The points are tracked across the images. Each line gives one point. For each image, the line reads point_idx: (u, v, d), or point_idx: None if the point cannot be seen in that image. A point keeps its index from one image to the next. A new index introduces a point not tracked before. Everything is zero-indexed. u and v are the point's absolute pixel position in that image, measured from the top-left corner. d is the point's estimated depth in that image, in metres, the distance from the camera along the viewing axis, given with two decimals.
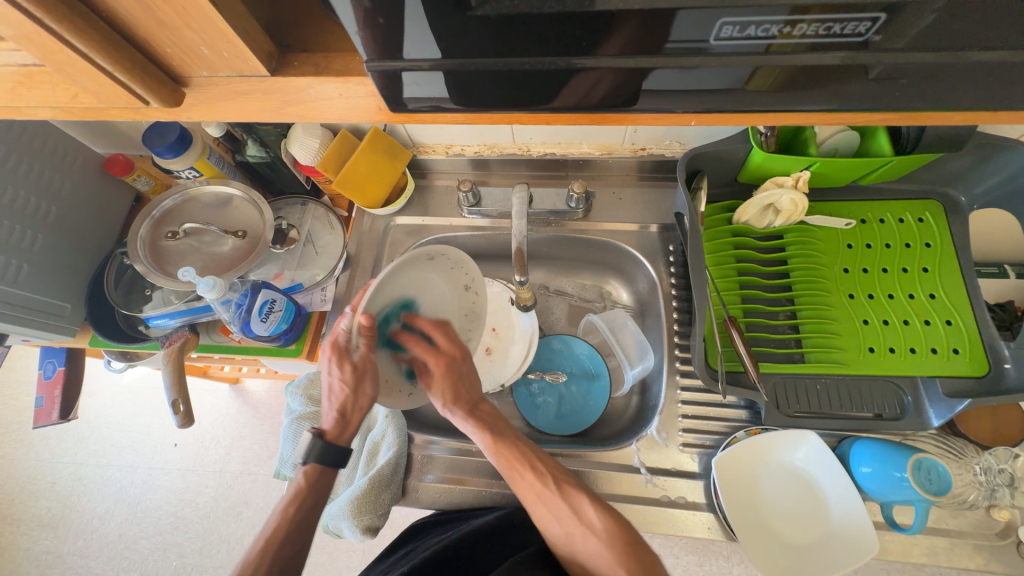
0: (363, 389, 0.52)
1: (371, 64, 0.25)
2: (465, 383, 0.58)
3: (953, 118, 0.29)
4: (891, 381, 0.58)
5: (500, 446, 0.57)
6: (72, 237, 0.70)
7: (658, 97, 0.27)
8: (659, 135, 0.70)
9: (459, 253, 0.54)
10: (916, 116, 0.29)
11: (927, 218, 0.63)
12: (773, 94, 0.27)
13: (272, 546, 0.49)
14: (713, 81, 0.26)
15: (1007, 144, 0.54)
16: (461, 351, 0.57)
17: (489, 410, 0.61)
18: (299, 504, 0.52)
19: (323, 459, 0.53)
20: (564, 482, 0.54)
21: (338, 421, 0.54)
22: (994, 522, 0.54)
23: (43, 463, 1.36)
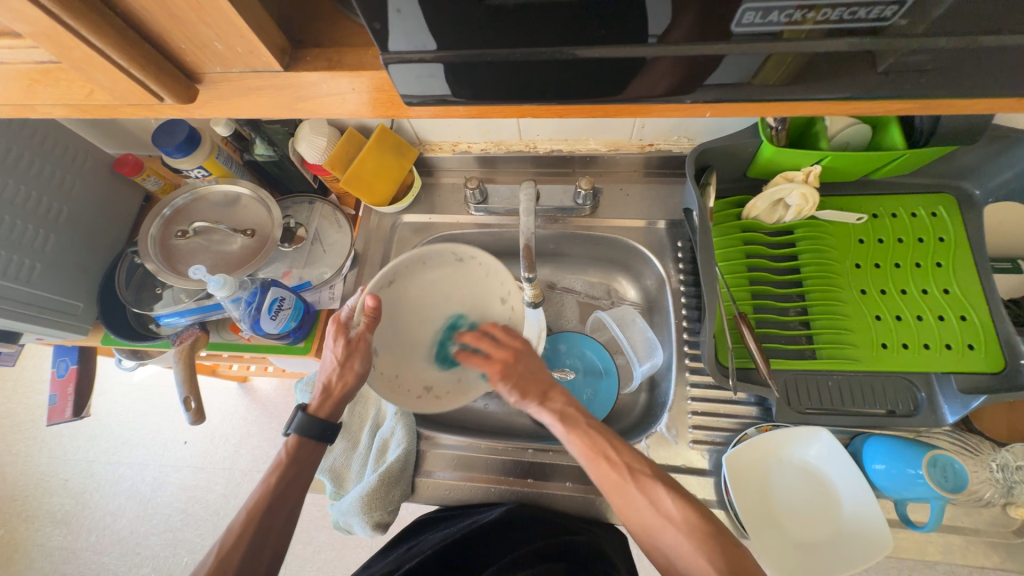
0: (352, 365, 0.55)
1: (385, 57, 0.25)
2: (530, 377, 0.58)
3: (974, 106, 0.28)
4: (904, 377, 0.57)
5: (572, 442, 0.54)
6: (84, 237, 0.71)
7: (671, 89, 0.27)
8: (667, 130, 0.69)
9: (488, 257, 0.60)
10: (933, 105, 0.29)
11: (940, 212, 0.62)
12: (792, 84, 0.26)
13: (254, 516, 0.49)
14: (731, 71, 0.25)
15: (1022, 135, 0.53)
16: (519, 345, 0.59)
17: (563, 402, 0.57)
18: (280, 475, 0.52)
19: (304, 432, 0.54)
20: (639, 470, 0.51)
21: (322, 396, 0.56)
22: (1011, 519, 0.54)
23: (55, 461, 1.37)
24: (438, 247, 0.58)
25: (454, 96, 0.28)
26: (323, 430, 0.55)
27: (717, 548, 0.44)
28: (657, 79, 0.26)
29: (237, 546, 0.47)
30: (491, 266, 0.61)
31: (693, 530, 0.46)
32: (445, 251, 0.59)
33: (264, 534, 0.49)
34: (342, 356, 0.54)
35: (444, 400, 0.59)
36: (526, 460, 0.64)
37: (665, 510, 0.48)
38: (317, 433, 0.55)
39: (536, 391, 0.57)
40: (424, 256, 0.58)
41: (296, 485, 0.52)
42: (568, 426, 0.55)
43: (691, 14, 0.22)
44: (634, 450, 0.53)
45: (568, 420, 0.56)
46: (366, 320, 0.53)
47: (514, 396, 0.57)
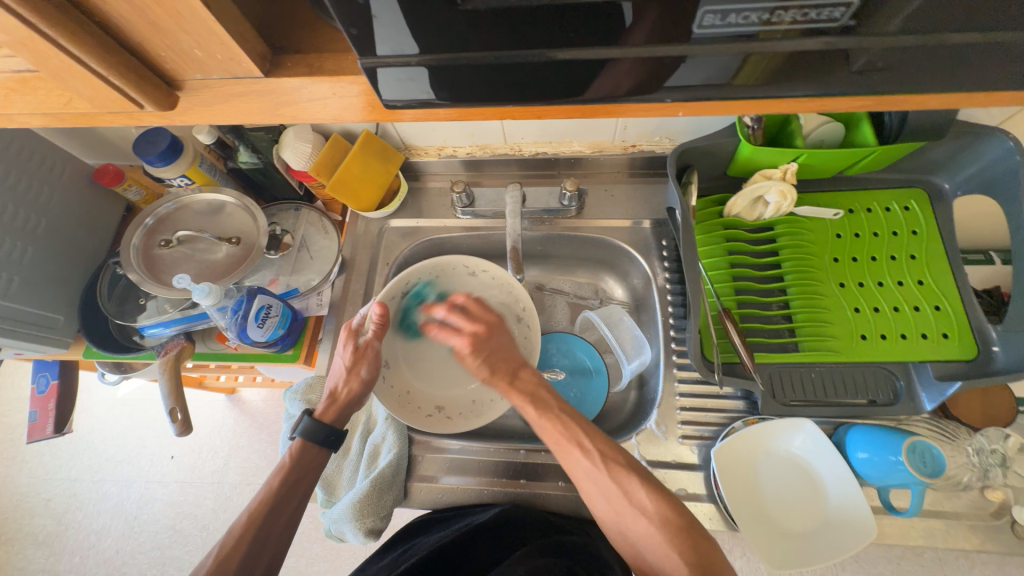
0: (359, 371, 0.57)
1: (363, 61, 0.26)
2: (500, 353, 0.58)
3: (933, 101, 0.30)
4: (884, 367, 0.59)
5: (543, 416, 0.54)
6: (63, 248, 0.70)
7: (643, 90, 0.28)
8: (649, 132, 0.71)
9: (498, 269, 0.66)
10: (892, 101, 0.30)
11: (913, 206, 0.65)
12: (758, 86, 0.27)
13: (256, 519, 0.49)
14: (701, 72, 0.26)
15: (985, 130, 0.55)
16: (490, 322, 0.60)
17: (534, 381, 0.58)
18: (282, 477, 0.51)
19: (309, 436, 0.54)
20: (610, 456, 0.51)
21: (329, 401, 0.57)
22: (988, 502, 0.56)
23: (36, 480, 1.34)
24: (444, 260, 0.66)
25: (434, 99, 0.28)
26: (326, 435, 0.55)
27: (686, 544, 0.45)
28: (630, 80, 0.27)
29: (236, 550, 0.46)
30: (500, 281, 0.66)
31: (664, 523, 0.47)
32: (457, 266, 0.67)
33: (265, 536, 0.48)
34: (351, 361, 0.57)
35: (455, 418, 0.62)
36: (518, 461, 0.65)
37: (637, 504, 0.48)
38: (319, 438, 0.54)
39: (506, 368, 0.58)
40: (436, 269, 0.66)
41: (298, 488, 0.52)
42: (538, 407, 0.55)
43: (659, 17, 0.23)
44: (605, 438, 0.53)
45: (537, 401, 0.56)
46: (376, 327, 0.57)
47: (482, 372, 0.57)
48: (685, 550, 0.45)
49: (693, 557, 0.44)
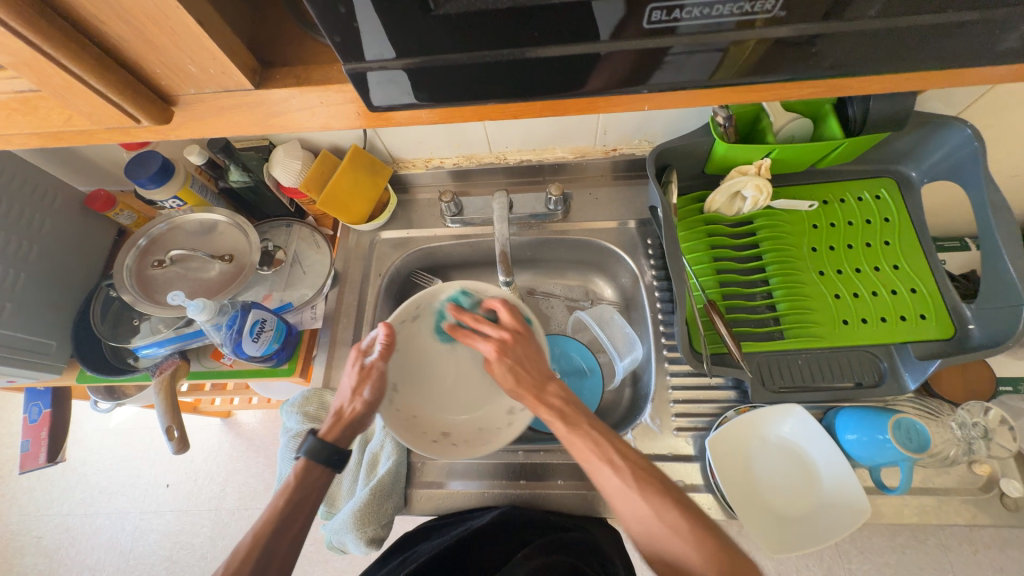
0: (363, 392, 0.58)
1: (347, 66, 0.27)
2: (528, 359, 0.59)
3: (878, 86, 0.32)
4: (867, 350, 0.60)
5: (576, 434, 0.53)
6: (55, 273, 0.70)
7: (608, 84, 0.30)
8: (629, 135, 0.73)
9: (510, 294, 0.64)
10: (839, 88, 0.32)
11: (884, 194, 0.67)
12: (716, 74, 0.29)
13: (262, 538, 0.49)
14: (659, 65, 0.28)
15: (943, 120, 0.58)
16: (519, 330, 0.60)
17: (564, 398, 0.57)
18: (286, 498, 0.52)
19: (313, 456, 0.53)
20: (640, 474, 0.49)
21: (333, 421, 0.57)
22: (976, 476, 0.57)
23: (27, 518, 1.30)
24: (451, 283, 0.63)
25: (414, 100, 0.30)
26: (329, 455, 0.54)
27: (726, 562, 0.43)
28: (595, 75, 0.29)
29: (243, 568, 0.46)
30: (510, 305, 0.64)
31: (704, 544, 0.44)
32: (467, 289, 0.64)
33: (271, 553, 0.48)
34: (356, 383, 0.57)
35: (460, 448, 0.61)
36: (517, 462, 0.65)
37: (672, 524, 0.46)
38: (325, 457, 0.54)
39: (524, 378, 0.58)
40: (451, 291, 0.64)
41: (302, 509, 0.52)
42: (568, 424, 0.54)
43: (619, 14, 0.25)
44: (638, 455, 0.52)
45: (567, 418, 0.54)
46: (381, 349, 0.58)
47: (507, 380, 0.58)
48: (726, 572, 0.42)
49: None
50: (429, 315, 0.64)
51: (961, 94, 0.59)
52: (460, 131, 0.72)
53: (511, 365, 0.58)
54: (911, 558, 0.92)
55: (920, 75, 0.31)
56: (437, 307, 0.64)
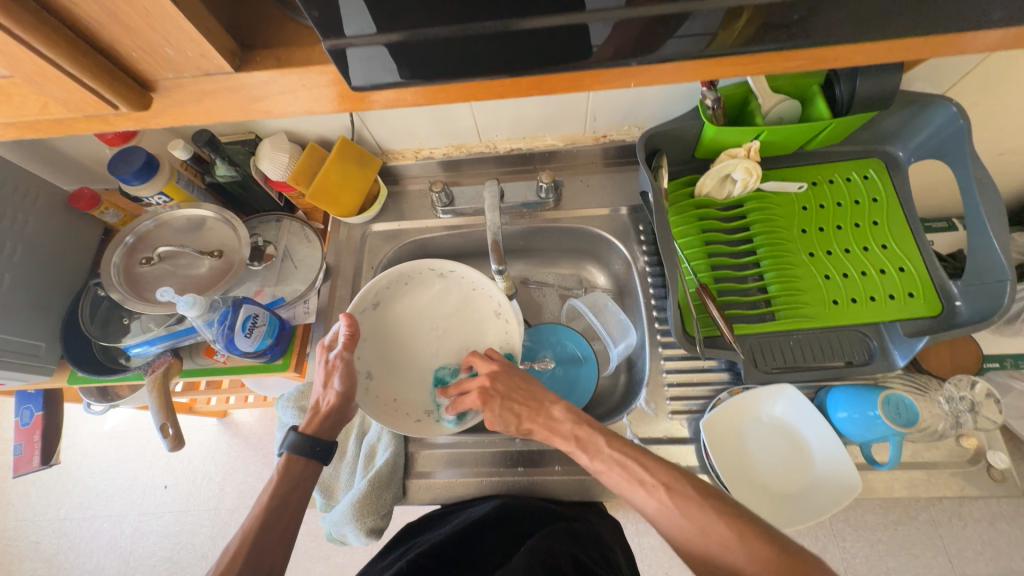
0: (334, 384, 0.58)
1: (329, 43, 0.27)
2: (518, 395, 0.58)
3: (862, 58, 0.32)
4: (857, 329, 0.61)
5: (602, 457, 0.52)
6: (41, 273, 0.69)
7: (593, 56, 0.30)
8: (619, 121, 0.73)
9: (465, 268, 0.68)
10: (823, 59, 0.32)
11: (872, 175, 0.68)
12: (698, 43, 0.29)
13: (251, 533, 0.49)
14: (642, 37, 0.28)
15: (929, 98, 0.59)
16: (498, 365, 0.60)
17: (572, 421, 0.55)
18: (272, 492, 0.52)
19: (297, 449, 0.54)
20: (675, 487, 0.47)
21: (312, 415, 0.58)
22: (965, 450, 0.59)
23: (24, 523, 1.30)
24: (413, 264, 0.66)
25: (397, 79, 0.30)
26: (312, 446, 0.55)
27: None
28: (577, 47, 0.29)
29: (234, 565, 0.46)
30: (469, 278, 0.68)
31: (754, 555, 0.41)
32: (424, 269, 0.68)
33: (262, 547, 0.48)
34: (327, 377, 0.59)
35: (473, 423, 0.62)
36: (515, 450, 0.65)
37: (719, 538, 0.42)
38: (308, 450, 0.55)
39: (523, 415, 0.57)
40: (407, 276, 0.67)
41: (290, 502, 0.52)
42: (589, 453, 0.52)
43: None
44: (671, 471, 0.49)
45: (584, 443, 0.53)
46: (344, 340, 0.58)
47: (508, 419, 0.57)
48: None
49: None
50: (391, 300, 0.66)
51: (947, 72, 0.60)
52: (449, 120, 0.72)
53: (502, 404, 0.58)
54: (903, 535, 0.94)
55: (902, 44, 0.31)
56: (397, 290, 0.67)
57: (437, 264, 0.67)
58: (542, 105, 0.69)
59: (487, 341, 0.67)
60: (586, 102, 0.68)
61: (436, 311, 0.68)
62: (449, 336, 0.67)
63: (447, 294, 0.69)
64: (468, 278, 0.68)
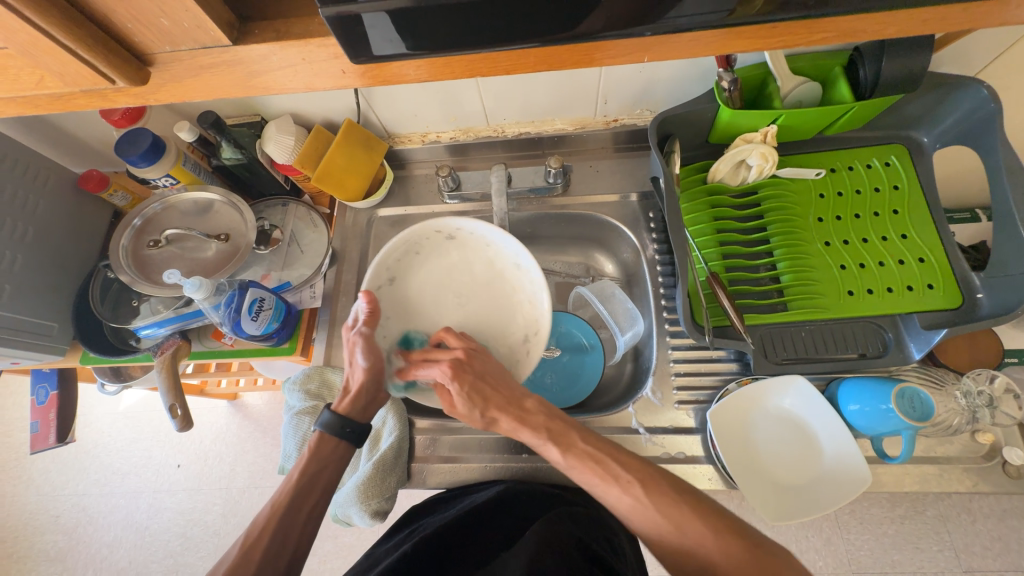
0: (358, 359, 0.58)
1: (325, 10, 0.26)
2: (489, 377, 0.56)
3: (886, 31, 0.30)
4: (872, 321, 0.59)
5: (568, 454, 0.51)
6: (52, 255, 0.70)
7: (601, 24, 0.28)
8: (630, 104, 0.71)
9: (469, 222, 0.64)
10: (845, 34, 0.30)
11: (894, 161, 0.65)
12: (708, 12, 0.28)
13: (278, 511, 0.49)
14: (652, 4, 0.27)
15: (959, 80, 0.56)
16: (472, 345, 0.58)
17: (545, 414, 0.54)
18: (301, 470, 0.52)
19: (327, 428, 0.55)
20: (654, 486, 0.47)
21: (344, 395, 0.58)
22: (980, 445, 0.57)
23: (44, 498, 1.34)
24: (416, 229, 0.64)
25: (401, 49, 0.29)
26: (341, 427, 0.55)
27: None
28: (582, 16, 0.28)
29: (263, 539, 0.47)
30: (478, 234, 0.65)
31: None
32: (431, 233, 0.65)
33: (288, 524, 0.49)
34: (351, 354, 0.58)
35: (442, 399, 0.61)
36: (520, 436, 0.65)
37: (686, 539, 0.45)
38: (338, 431, 0.55)
39: (489, 399, 0.55)
40: (414, 243, 0.65)
41: (319, 481, 0.52)
42: (562, 447, 0.51)
43: None
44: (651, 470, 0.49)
45: (556, 436, 0.52)
46: (365, 317, 0.58)
47: (472, 399, 0.54)
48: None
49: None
50: (405, 273, 0.65)
51: (979, 52, 0.57)
52: (457, 103, 0.70)
53: (472, 383, 0.54)
54: (909, 529, 0.94)
55: (930, 12, 0.29)
56: (409, 261, 0.65)
57: (443, 227, 0.65)
58: (552, 88, 0.67)
59: (514, 300, 0.65)
60: (596, 85, 0.66)
61: (455, 277, 0.67)
62: (473, 300, 0.66)
63: (464, 257, 0.67)
64: (472, 234, 0.65)
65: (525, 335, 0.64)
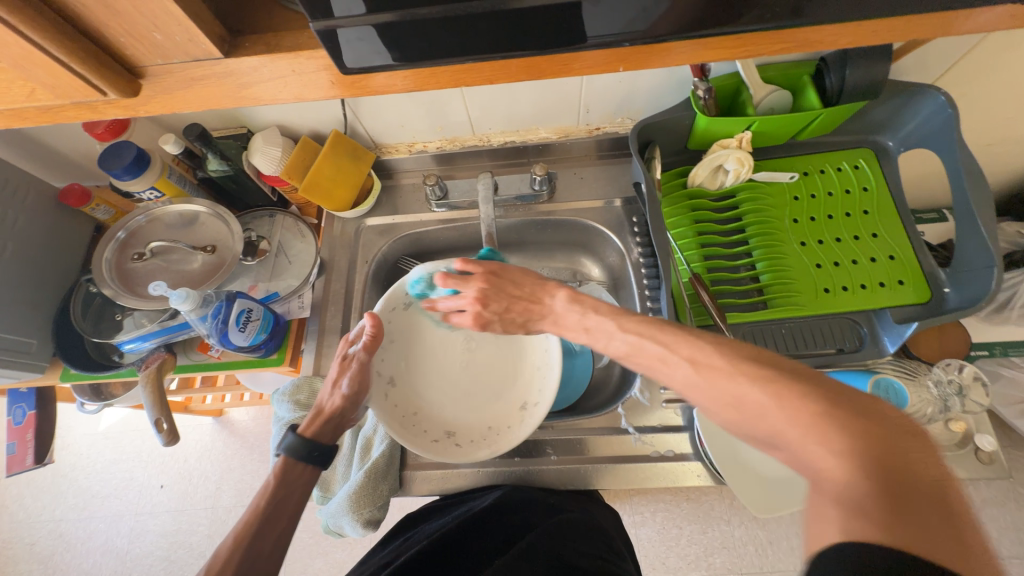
0: (342, 386, 0.57)
1: (316, 25, 0.27)
2: (509, 300, 0.54)
3: (844, 41, 0.33)
4: (848, 317, 0.62)
5: (614, 343, 0.47)
6: (32, 270, 0.69)
7: (580, 36, 0.30)
8: (611, 113, 0.73)
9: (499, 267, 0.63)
10: (809, 44, 0.33)
11: (862, 164, 0.68)
12: (680, 25, 0.30)
13: (242, 542, 0.45)
14: (627, 17, 0.29)
15: (917, 88, 0.59)
16: (482, 282, 0.54)
17: (578, 314, 0.51)
18: (269, 498, 0.49)
19: (293, 452, 0.52)
20: (704, 360, 0.40)
21: (314, 417, 0.56)
22: (953, 433, 0.59)
23: (19, 525, 1.29)
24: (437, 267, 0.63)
25: (388, 60, 0.30)
26: (308, 450, 0.52)
27: (910, 510, 0.28)
28: (560, 29, 0.29)
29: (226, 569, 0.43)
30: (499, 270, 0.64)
31: (861, 462, 0.30)
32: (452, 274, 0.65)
33: (255, 554, 0.45)
34: (338, 375, 0.57)
35: (463, 448, 0.59)
36: None
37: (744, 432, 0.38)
38: (304, 455, 0.52)
39: (519, 318, 0.54)
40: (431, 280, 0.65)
41: (286, 508, 0.49)
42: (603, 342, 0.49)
43: None
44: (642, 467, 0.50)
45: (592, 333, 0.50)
46: (367, 340, 0.57)
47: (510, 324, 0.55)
48: (914, 537, 0.27)
49: (927, 543, 0.26)
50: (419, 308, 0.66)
51: (936, 61, 0.60)
52: (443, 113, 0.72)
53: (501, 320, 0.54)
54: None
55: (887, 22, 0.31)
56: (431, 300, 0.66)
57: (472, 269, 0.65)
58: (536, 98, 0.69)
59: (523, 368, 0.65)
60: (578, 94, 0.68)
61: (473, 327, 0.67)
62: (482, 356, 0.66)
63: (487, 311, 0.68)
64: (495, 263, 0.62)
65: (522, 404, 0.62)
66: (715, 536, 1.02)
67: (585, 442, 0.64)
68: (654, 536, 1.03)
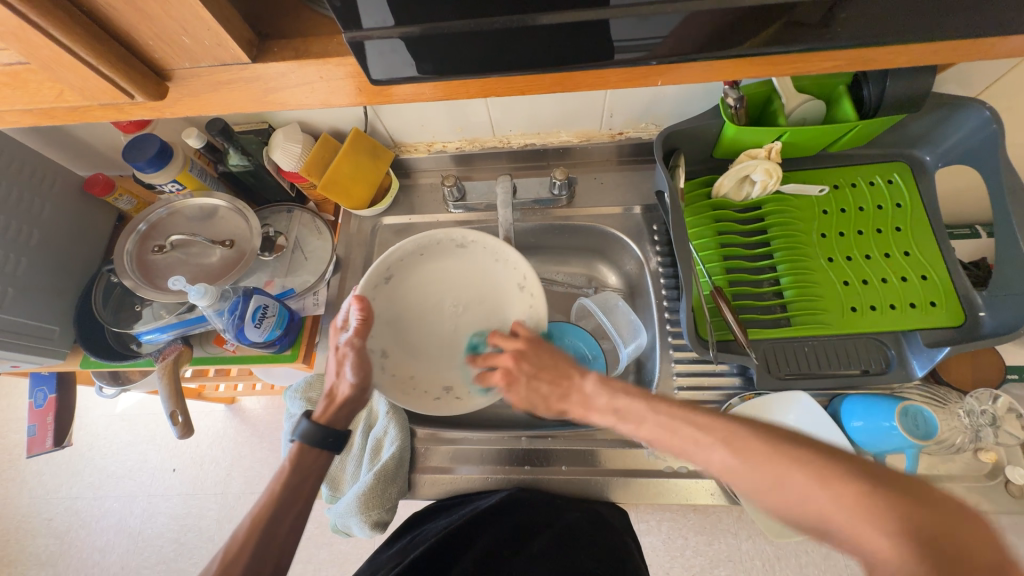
0: (346, 372, 0.55)
1: (347, 35, 0.27)
2: (540, 371, 0.56)
3: (890, 60, 0.31)
4: (876, 339, 0.59)
5: (644, 425, 0.45)
6: (57, 258, 0.70)
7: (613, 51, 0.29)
8: (635, 118, 0.72)
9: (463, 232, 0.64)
10: (855, 60, 0.31)
11: (896, 179, 0.66)
12: (718, 42, 0.29)
13: (260, 523, 0.46)
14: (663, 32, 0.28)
15: (961, 101, 0.57)
16: (523, 346, 0.58)
17: (607, 395, 0.50)
18: (283, 480, 0.49)
19: (309, 436, 0.52)
20: (737, 441, 0.38)
21: (328, 403, 0.55)
22: (982, 464, 0.57)
23: (37, 500, 1.32)
24: (427, 234, 0.64)
25: (418, 72, 0.30)
26: (324, 436, 0.52)
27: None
28: (593, 46, 0.28)
29: (244, 552, 0.44)
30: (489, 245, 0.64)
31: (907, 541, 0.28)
32: (441, 238, 0.64)
33: (275, 527, 0.46)
34: (338, 365, 0.56)
35: (465, 399, 0.62)
36: (521, 448, 0.64)
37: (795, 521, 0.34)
38: (320, 440, 0.52)
39: (550, 393, 0.54)
40: (424, 246, 0.64)
41: (301, 491, 0.49)
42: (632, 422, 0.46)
43: None
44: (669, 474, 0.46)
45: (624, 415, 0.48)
46: (357, 325, 0.55)
47: (534, 397, 0.55)
48: None
49: None
50: (405, 271, 0.64)
51: (980, 75, 0.58)
52: (464, 113, 0.71)
53: (529, 386, 0.56)
54: None
55: (939, 42, 0.29)
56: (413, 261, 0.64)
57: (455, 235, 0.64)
58: (556, 103, 0.68)
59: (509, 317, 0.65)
60: (602, 98, 0.67)
61: (457, 284, 0.66)
62: (469, 312, 0.66)
63: (469, 264, 0.66)
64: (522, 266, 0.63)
65: None
66: (720, 549, 1.00)
67: (597, 454, 0.63)
68: (659, 546, 1.02)
